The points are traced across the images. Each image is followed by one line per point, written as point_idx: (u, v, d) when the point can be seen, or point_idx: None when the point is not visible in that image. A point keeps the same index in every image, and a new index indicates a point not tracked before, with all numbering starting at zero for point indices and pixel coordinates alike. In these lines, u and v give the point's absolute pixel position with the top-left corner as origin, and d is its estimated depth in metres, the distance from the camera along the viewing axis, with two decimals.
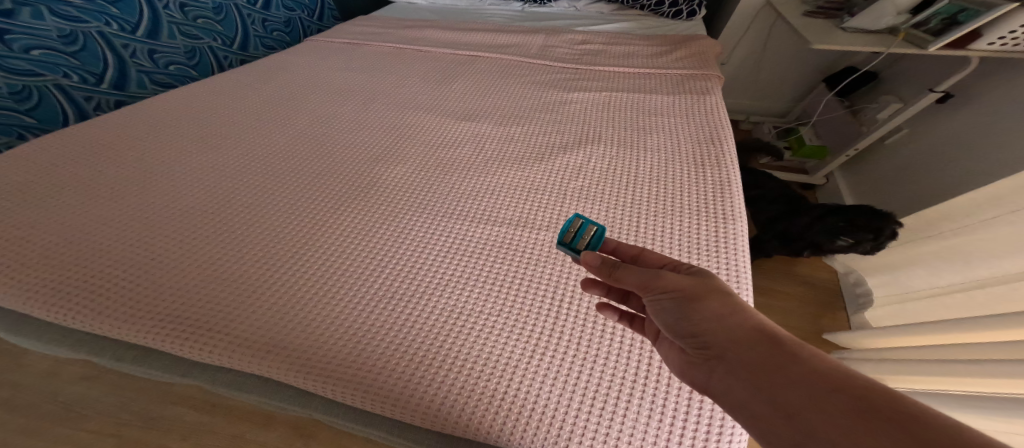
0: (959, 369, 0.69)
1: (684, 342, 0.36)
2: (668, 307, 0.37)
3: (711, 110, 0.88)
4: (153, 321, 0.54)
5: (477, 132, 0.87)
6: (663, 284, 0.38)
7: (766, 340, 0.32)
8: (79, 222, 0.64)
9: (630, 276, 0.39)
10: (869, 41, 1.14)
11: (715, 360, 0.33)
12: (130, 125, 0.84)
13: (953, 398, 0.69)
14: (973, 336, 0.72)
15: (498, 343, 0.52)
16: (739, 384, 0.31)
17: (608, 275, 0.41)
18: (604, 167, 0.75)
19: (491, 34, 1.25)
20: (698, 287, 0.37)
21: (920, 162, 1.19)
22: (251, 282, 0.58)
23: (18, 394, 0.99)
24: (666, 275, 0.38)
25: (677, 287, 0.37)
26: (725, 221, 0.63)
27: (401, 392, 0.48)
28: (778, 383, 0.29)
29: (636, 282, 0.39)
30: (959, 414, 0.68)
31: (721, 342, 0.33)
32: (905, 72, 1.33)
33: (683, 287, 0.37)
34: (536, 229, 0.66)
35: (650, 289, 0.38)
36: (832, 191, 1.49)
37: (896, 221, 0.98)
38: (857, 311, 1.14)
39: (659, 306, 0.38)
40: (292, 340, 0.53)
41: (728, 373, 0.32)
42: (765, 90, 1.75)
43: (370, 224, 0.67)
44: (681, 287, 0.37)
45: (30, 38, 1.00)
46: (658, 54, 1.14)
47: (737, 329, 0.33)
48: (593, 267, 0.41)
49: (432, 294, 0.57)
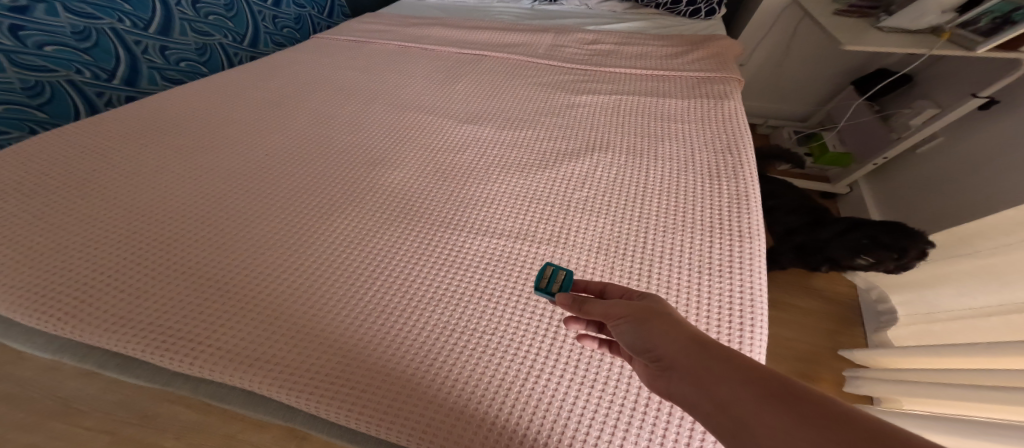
0: (984, 395, 0.64)
1: (638, 356, 0.34)
2: (625, 330, 0.36)
3: (728, 116, 0.83)
4: (133, 331, 0.52)
5: (479, 136, 0.83)
6: (619, 311, 0.36)
7: (704, 342, 0.31)
8: (70, 224, 0.63)
9: (597, 307, 0.38)
10: (907, 42, 1.07)
11: (661, 368, 0.32)
12: (128, 125, 0.83)
13: (974, 425, 0.64)
14: (1000, 362, 0.66)
15: (490, 363, 0.48)
16: (687, 390, 0.29)
17: (579, 311, 0.40)
18: (611, 176, 0.71)
19: (499, 33, 1.22)
20: (647, 309, 0.36)
21: (956, 173, 1.11)
22: (236, 292, 0.56)
23: (21, 388, 1.00)
24: (618, 301, 0.38)
25: (630, 311, 0.36)
26: (741, 238, 0.59)
27: (387, 410, 0.45)
28: (720, 386, 0.27)
29: (600, 312, 0.38)
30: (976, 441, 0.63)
31: (671, 355, 0.31)
32: (944, 77, 1.24)
33: (635, 311, 0.36)
34: (536, 241, 0.61)
35: (609, 317, 0.37)
36: (857, 200, 1.43)
37: (928, 241, 0.90)
38: (878, 329, 1.07)
39: (618, 331, 0.36)
40: (274, 354, 0.50)
41: (681, 383, 0.30)
42: (786, 93, 1.68)
43: (363, 234, 0.64)
44: (632, 310, 0.36)
45: (46, 35, 1.00)
46: (673, 55, 1.08)
47: (681, 338, 0.32)
48: (566, 308, 0.41)
49: (423, 310, 0.53)
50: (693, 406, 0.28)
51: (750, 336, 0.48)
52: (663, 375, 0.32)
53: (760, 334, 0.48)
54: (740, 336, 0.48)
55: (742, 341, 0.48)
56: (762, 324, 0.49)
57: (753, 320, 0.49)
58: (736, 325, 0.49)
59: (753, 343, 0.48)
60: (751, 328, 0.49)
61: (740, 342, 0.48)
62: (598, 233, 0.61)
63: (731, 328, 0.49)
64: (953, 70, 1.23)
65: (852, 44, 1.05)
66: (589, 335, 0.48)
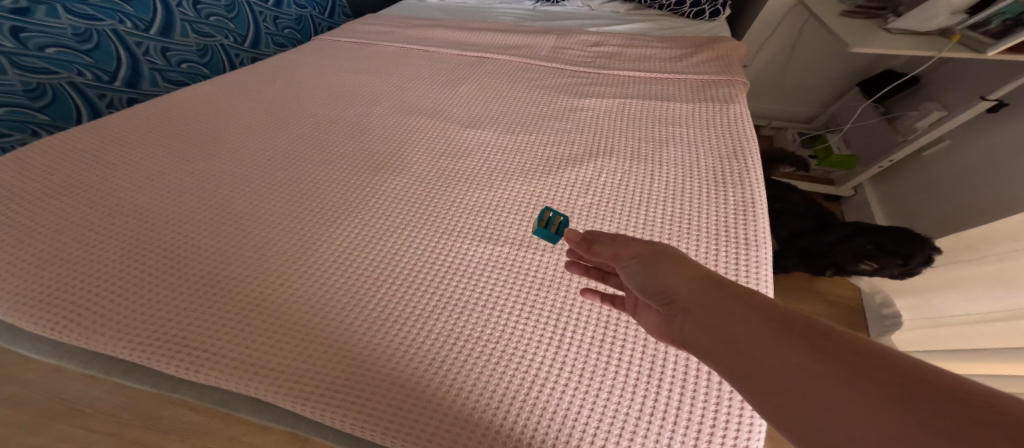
0: None
1: (648, 296, 0.36)
2: (635, 270, 0.38)
3: (733, 120, 0.82)
4: (137, 338, 0.52)
5: (481, 140, 0.83)
6: (629, 253, 0.39)
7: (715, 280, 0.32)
8: (73, 229, 0.63)
9: (607, 250, 0.41)
10: (916, 44, 1.06)
11: (670, 307, 0.33)
12: (131, 128, 0.83)
13: None
14: None
15: (495, 371, 0.48)
16: (696, 325, 0.30)
17: (586, 250, 0.44)
18: (615, 182, 0.70)
19: (501, 34, 1.21)
20: (657, 252, 0.37)
21: (963, 177, 1.10)
22: (239, 300, 0.55)
23: (24, 390, 1.00)
24: (629, 244, 0.40)
25: (640, 252, 0.38)
26: (747, 246, 0.58)
27: (392, 418, 0.45)
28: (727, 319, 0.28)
29: (609, 253, 0.41)
30: None
31: (681, 291, 0.33)
32: (951, 79, 1.24)
33: (645, 253, 0.38)
34: (541, 248, 0.61)
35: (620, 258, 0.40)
36: (861, 202, 1.42)
37: (934, 247, 0.90)
38: (882, 333, 1.07)
39: (627, 271, 0.38)
40: (280, 361, 0.50)
41: (690, 322, 0.31)
42: (790, 94, 1.67)
43: (366, 241, 0.63)
44: (642, 251, 0.38)
45: (45, 37, 1.00)
46: (677, 57, 1.08)
47: (692, 277, 0.33)
48: (573, 244, 0.45)
49: (427, 319, 0.53)
50: (701, 340, 0.29)
51: None
52: (672, 312, 0.33)
53: None
54: None
55: None
56: None
57: None
58: None
59: None
60: None
61: None
62: None
63: None
64: (962, 72, 1.21)
65: (860, 46, 1.04)
66: (592, 290, 0.48)
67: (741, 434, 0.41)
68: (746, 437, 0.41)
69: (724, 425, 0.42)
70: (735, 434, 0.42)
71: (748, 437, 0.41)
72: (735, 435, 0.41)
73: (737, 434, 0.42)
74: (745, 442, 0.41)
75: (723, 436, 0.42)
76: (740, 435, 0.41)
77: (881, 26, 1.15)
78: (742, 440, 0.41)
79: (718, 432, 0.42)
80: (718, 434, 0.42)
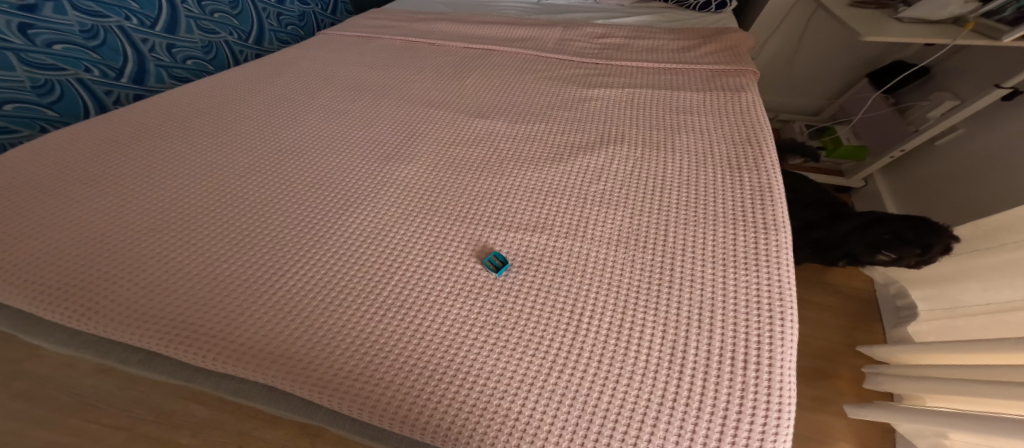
0: (1000, 391, 0.63)
1: None
2: None
3: (746, 109, 0.82)
4: (155, 326, 0.52)
5: (491, 130, 0.83)
6: None
7: None
8: (87, 221, 0.63)
9: None
10: (930, 33, 1.05)
11: None
12: (140, 122, 0.83)
13: (988, 418, 0.64)
14: (1010, 357, 0.66)
15: (511, 359, 0.47)
16: None
17: None
18: (627, 170, 0.70)
19: (506, 27, 1.21)
20: None
21: (975, 168, 1.10)
22: (255, 289, 0.55)
23: (36, 385, 1.01)
24: None
25: None
26: (766, 230, 0.58)
27: (410, 407, 0.44)
28: None
29: None
30: (988, 434, 0.63)
31: None
32: (963, 69, 1.23)
33: None
34: (555, 234, 0.61)
35: None
36: (872, 194, 1.42)
37: (953, 236, 0.89)
38: (895, 326, 1.07)
39: None
40: (298, 347, 0.50)
41: None
42: (798, 86, 1.66)
43: (379, 229, 0.63)
44: None
45: (54, 33, 0.97)
46: (685, 48, 1.07)
47: None
48: None
49: (443, 306, 0.53)
50: None
51: (781, 331, 0.47)
52: None
53: (791, 328, 0.48)
54: (770, 330, 0.47)
55: (772, 336, 0.47)
56: (793, 319, 0.48)
57: (784, 313, 0.49)
58: (766, 320, 0.48)
59: (784, 339, 0.47)
60: (782, 322, 0.48)
61: (770, 337, 0.47)
62: (617, 227, 0.61)
63: (759, 322, 0.48)
64: (975, 61, 1.20)
65: (871, 35, 1.03)
66: None
67: (770, 420, 0.41)
68: (775, 423, 0.41)
69: (753, 411, 0.42)
70: (763, 419, 0.41)
71: (778, 426, 0.41)
72: (764, 422, 0.41)
73: (765, 421, 0.41)
74: (775, 430, 0.40)
75: (751, 424, 0.41)
76: (769, 421, 0.41)
77: (892, 15, 1.14)
78: (771, 429, 0.40)
79: (747, 417, 0.41)
80: (746, 421, 0.41)
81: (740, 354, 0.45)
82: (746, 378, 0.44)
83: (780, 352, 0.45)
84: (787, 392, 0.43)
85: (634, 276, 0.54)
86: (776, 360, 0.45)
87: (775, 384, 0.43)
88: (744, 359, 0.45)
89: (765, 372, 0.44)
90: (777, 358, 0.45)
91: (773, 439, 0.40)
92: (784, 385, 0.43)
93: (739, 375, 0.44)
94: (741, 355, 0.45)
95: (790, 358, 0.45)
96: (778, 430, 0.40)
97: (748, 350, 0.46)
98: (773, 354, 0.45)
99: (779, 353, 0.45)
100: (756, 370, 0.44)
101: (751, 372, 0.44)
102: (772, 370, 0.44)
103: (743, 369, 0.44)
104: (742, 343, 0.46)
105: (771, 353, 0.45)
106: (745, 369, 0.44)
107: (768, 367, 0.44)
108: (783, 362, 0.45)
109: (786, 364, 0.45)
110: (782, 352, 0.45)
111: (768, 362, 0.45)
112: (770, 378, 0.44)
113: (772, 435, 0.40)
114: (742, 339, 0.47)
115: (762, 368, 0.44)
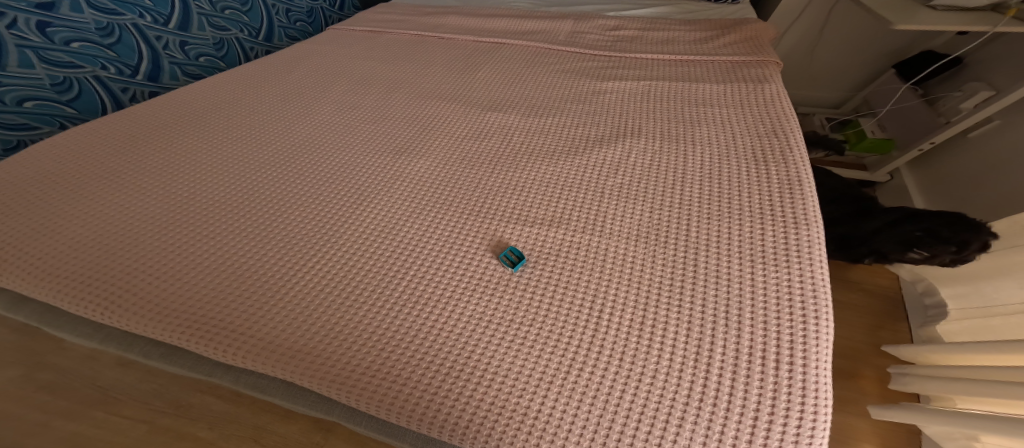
0: None
1: None
2: None
3: (770, 99, 0.79)
4: (178, 320, 0.52)
5: (504, 124, 0.82)
6: None
7: None
8: (109, 216, 0.63)
9: None
10: (965, 21, 1.01)
11: None
12: (158, 118, 0.83)
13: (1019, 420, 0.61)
14: None
15: (528, 358, 0.46)
16: None
17: None
18: (647, 163, 0.69)
19: (515, 20, 1.18)
20: None
21: (1009, 162, 1.06)
22: (272, 285, 0.55)
23: (61, 377, 1.03)
24: None
25: None
26: (794, 225, 0.56)
27: (427, 405, 0.44)
28: None
29: None
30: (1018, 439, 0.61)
31: None
32: (996, 59, 1.18)
33: None
34: (572, 228, 0.59)
35: None
36: (898, 188, 1.38)
37: (992, 234, 0.85)
38: (923, 325, 1.04)
39: None
40: (316, 343, 0.49)
41: None
42: (818, 77, 1.62)
43: (395, 223, 0.63)
44: None
45: (70, 31, 0.98)
46: (703, 39, 1.04)
47: None
48: None
49: (459, 301, 0.52)
50: None
51: (814, 330, 0.45)
52: None
53: (826, 327, 0.46)
54: (803, 329, 0.45)
55: (806, 335, 0.45)
56: (828, 317, 0.46)
57: (818, 311, 0.47)
58: (798, 317, 0.46)
59: (819, 338, 0.45)
60: (816, 322, 0.46)
61: (804, 336, 0.45)
62: (636, 222, 0.59)
63: (792, 320, 0.46)
64: (1009, 50, 1.16)
65: (903, 25, 0.99)
66: None
67: (805, 424, 0.39)
68: (810, 426, 0.39)
69: (787, 413, 0.40)
70: (797, 422, 0.39)
71: (813, 430, 0.39)
72: (799, 424, 0.39)
73: (800, 424, 0.39)
74: (810, 433, 0.39)
75: (785, 426, 0.39)
76: (804, 424, 0.39)
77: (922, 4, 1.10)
78: (807, 432, 0.39)
79: (780, 420, 0.40)
80: (780, 424, 0.39)
81: (772, 354, 0.44)
82: (780, 380, 0.42)
83: (815, 353, 0.44)
84: (822, 395, 0.41)
85: (656, 272, 0.53)
86: (810, 361, 0.43)
87: (810, 386, 0.41)
88: (776, 358, 0.43)
89: (799, 373, 0.42)
90: (812, 360, 0.43)
91: (808, 441, 0.38)
92: (819, 386, 0.42)
93: (772, 377, 0.42)
94: (773, 355, 0.44)
95: (826, 359, 0.44)
96: (814, 433, 0.39)
97: (780, 350, 0.44)
98: (807, 354, 0.43)
99: (813, 354, 0.44)
100: (790, 371, 0.42)
101: (784, 374, 0.42)
102: (806, 370, 0.42)
103: (776, 370, 0.43)
104: (774, 343, 0.45)
105: (805, 353, 0.44)
106: (779, 371, 0.43)
107: (803, 367, 0.43)
108: (817, 362, 0.43)
109: (821, 364, 0.43)
110: (816, 352, 0.44)
111: (802, 363, 0.43)
112: (805, 379, 0.42)
113: (807, 438, 0.38)
114: (774, 339, 0.45)
115: (795, 368, 0.43)
